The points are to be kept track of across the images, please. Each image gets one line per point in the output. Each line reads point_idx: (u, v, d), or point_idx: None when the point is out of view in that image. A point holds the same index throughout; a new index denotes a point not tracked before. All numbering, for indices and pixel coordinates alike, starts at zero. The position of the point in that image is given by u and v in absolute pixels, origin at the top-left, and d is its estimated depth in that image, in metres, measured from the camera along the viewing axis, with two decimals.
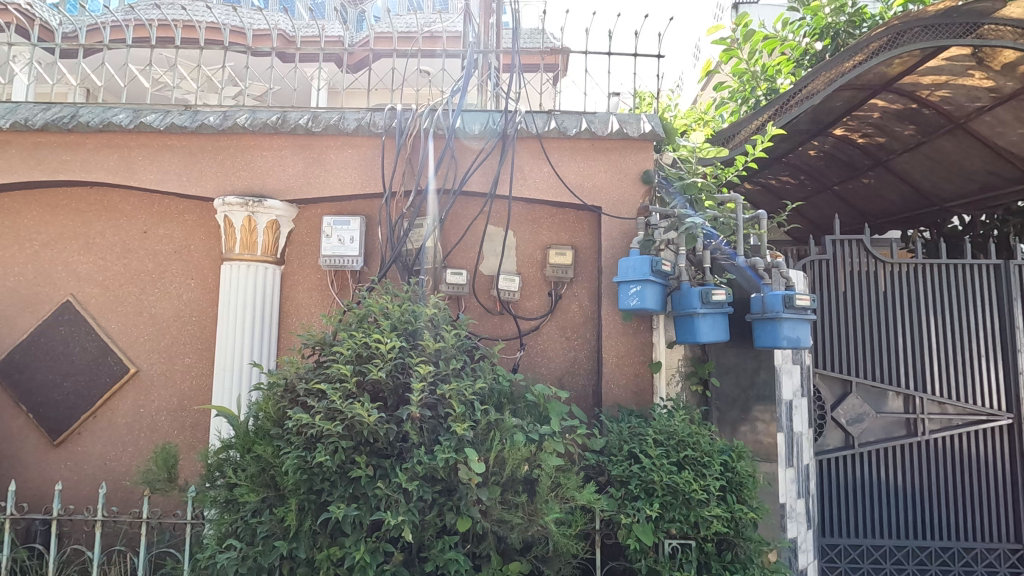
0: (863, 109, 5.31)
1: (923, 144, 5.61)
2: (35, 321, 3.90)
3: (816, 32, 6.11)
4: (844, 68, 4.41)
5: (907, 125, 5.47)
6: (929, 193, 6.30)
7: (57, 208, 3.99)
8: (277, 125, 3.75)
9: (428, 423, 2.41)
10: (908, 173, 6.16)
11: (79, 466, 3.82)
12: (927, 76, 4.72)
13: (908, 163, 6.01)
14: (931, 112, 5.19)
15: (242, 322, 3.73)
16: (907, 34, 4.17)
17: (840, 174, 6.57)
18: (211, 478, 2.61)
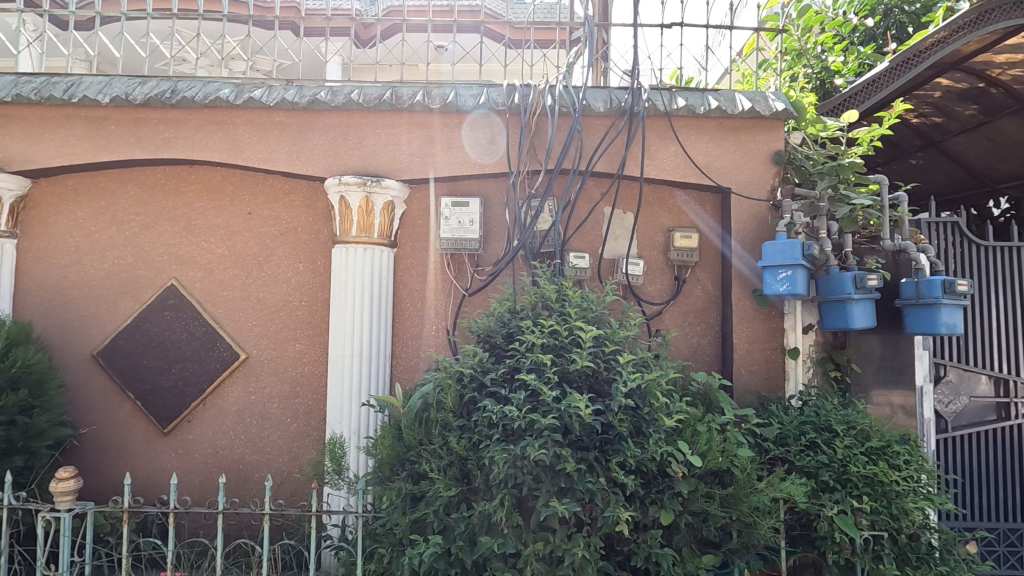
0: (925, 88, 5.05)
1: (983, 125, 5.41)
2: (138, 306, 3.76)
3: (867, 8, 5.81)
4: (925, 48, 4.23)
5: (969, 104, 5.21)
6: (982, 174, 6.16)
7: (156, 188, 3.81)
8: (393, 102, 3.59)
9: (630, 414, 2.32)
10: (962, 154, 5.95)
11: (190, 456, 3.71)
12: (1002, 55, 4.49)
13: (963, 144, 5.79)
14: (1000, 92, 4.96)
15: (361, 307, 3.61)
16: (993, 14, 3.98)
17: (886, 155, 6.39)
18: (384, 471, 2.54)
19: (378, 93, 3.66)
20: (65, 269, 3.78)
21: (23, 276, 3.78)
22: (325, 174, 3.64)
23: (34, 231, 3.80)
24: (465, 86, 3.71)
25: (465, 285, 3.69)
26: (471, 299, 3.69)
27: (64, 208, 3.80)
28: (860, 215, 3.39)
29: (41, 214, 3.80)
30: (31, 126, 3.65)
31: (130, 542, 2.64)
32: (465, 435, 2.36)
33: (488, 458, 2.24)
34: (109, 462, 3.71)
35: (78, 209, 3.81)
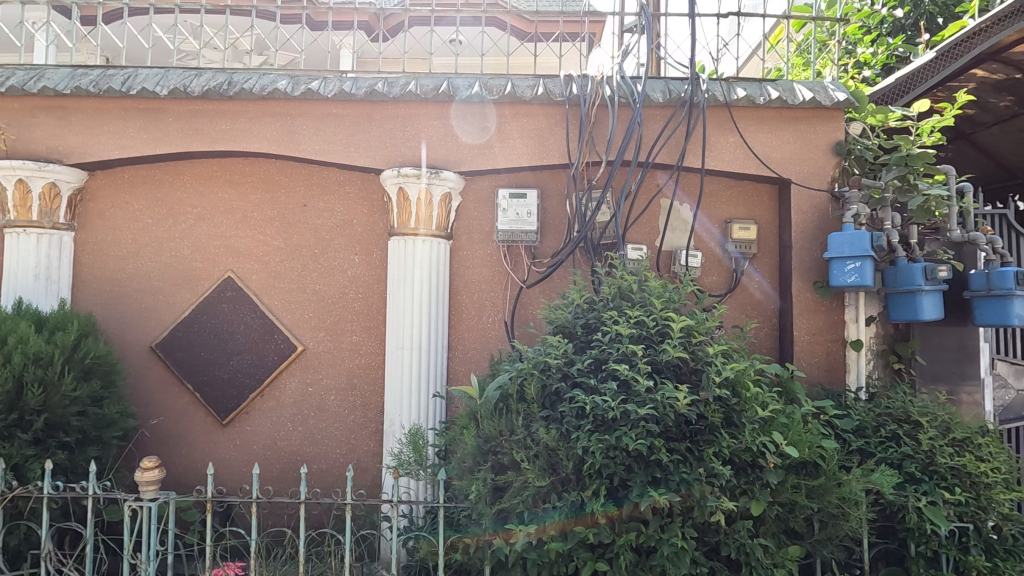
0: (959, 80, 4.90)
1: (1017, 117, 5.29)
2: (195, 299, 3.77)
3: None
4: (969, 38, 4.07)
5: (1004, 96, 5.05)
6: (1012, 167, 6.12)
7: (211, 180, 3.82)
8: (452, 93, 3.56)
9: (723, 405, 2.31)
10: (992, 147, 5.87)
11: (248, 447, 3.74)
12: None
13: (994, 137, 5.70)
14: None
15: (421, 300, 3.61)
16: None
17: None
18: (466, 461, 2.54)
19: (435, 84, 3.64)
20: (122, 261, 3.80)
21: (81, 269, 3.80)
22: (382, 166, 3.63)
23: (92, 224, 3.82)
24: (520, 77, 3.69)
25: (523, 277, 3.69)
26: (528, 291, 3.69)
27: (120, 201, 3.82)
28: (933, 206, 3.24)
29: (98, 207, 3.82)
30: (89, 118, 3.66)
31: (213, 532, 2.65)
32: (552, 426, 2.36)
33: (581, 449, 2.24)
34: (168, 453, 3.74)
35: (134, 202, 3.82)
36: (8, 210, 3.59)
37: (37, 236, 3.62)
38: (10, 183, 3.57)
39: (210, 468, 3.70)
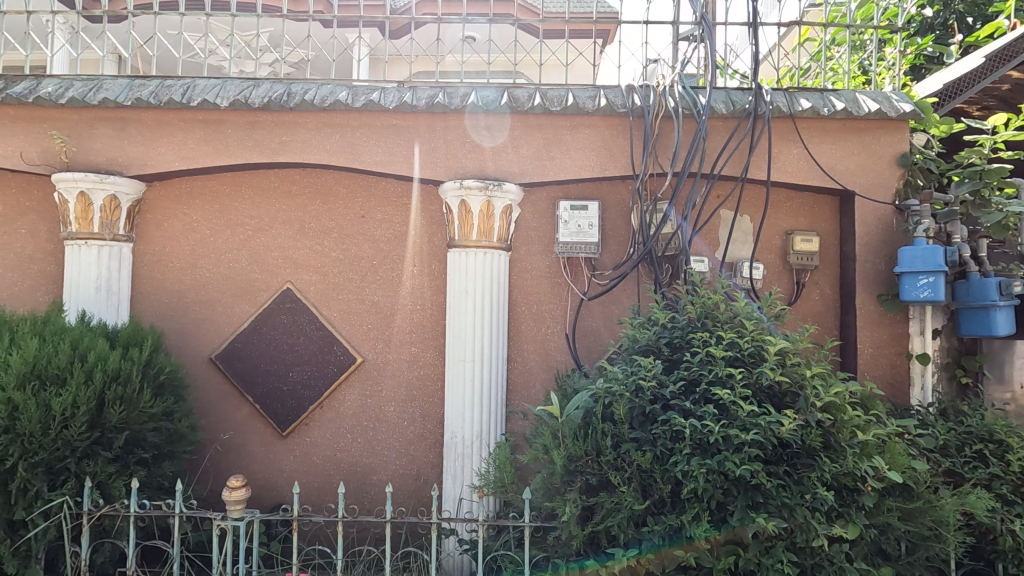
0: None
1: None
2: (254, 310, 3.77)
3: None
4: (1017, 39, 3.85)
5: None
6: None
7: (269, 192, 3.81)
8: (514, 105, 3.55)
9: (825, 429, 2.29)
10: None
11: (309, 458, 3.74)
12: None
13: None
14: None
15: (484, 312, 3.58)
16: None
17: None
18: (552, 481, 2.53)
19: (496, 95, 3.61)
20: (180, 272, 3.80)
21: (140, 280, 3.80)
22: (443, 177, 3.61)
23: (150, 235, 3.81)
24: (579, 88, 3.66)
25: (583, 289, 3.69)
26: (589, 303, 3.69)
27: (178, 212, 3.81)
28: (1012, 223, 3.23)
29: (156, 218, 3.81)
30: (150, 130, 3.65)
31: (299, 551, 2.65)
32: (646, 448, 2.35)
33: (681, 472, 2.24)
34: (228, 464, 3.75)
35: (192, 213, 3.81)
36: (69, 222, 3.59)
37: (98, 248, 3.62)
38: (72, 195, 3.57)
39: (296, 487, 3.71)
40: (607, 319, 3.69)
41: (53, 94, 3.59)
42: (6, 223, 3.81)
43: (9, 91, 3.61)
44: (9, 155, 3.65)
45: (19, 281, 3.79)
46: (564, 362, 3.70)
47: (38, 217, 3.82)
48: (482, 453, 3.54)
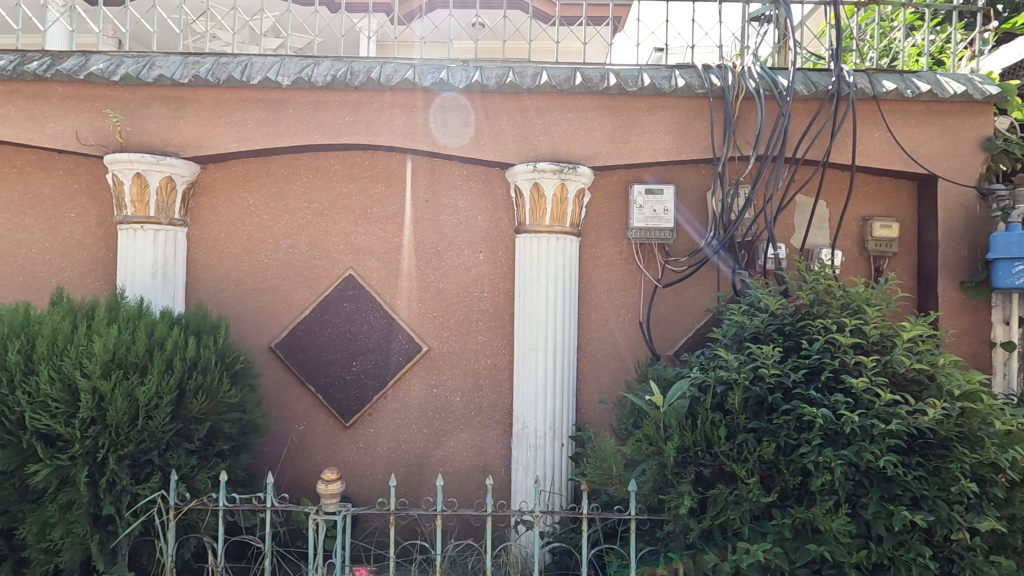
0: None
1: None
2: (314, 298, 3.64)
3: None
4: None
5: None
6: None
7: (330, 175, 3.68)
8: (589, 85, 3.42)
9: (961, 420, 2.19)
10: None
11: (373, 450, 3.63)
12: None
13: None
14: None
15: (557, 301, 3.47)
16: None
17: None
18: (661, 473, 2.44)
19: (568, 74, 3.48)
20: (237, 258, 3.66)
21: (194, 266, 3.66)
22: (514, 159, 3.49)
23: (204, 220, 3.67)
24: (652, 67, 3.54)
25: (657, 276, 3.60)
26: (663, 291, 3.61)
27: (235, 196, 3.67)
28: None
29: (211, 202, 3.67)
30: (207, 109, 3.50)
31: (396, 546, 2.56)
32: (768, 439, 2.27)
33: (812, 464, 2.15)
34: (290, 456, 3.63)
35: (248, 196, 3.67)
36: (124, 205, 3.44)
37: (154, 232, 3.47)
38: (128, 177, 3.42)
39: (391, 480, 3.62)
40: (680, 306, 3.61)
41: (105, 71, 3.44)
42: (55, 206, 3.67)
43: (59, 67, 3.45)
44: (59, 136, 3.50)
45: (69, 268, 3.65)
46: (636, 351, 3.61)
47: (87, 200, 3.67)
48: (556, 443, 3.45)
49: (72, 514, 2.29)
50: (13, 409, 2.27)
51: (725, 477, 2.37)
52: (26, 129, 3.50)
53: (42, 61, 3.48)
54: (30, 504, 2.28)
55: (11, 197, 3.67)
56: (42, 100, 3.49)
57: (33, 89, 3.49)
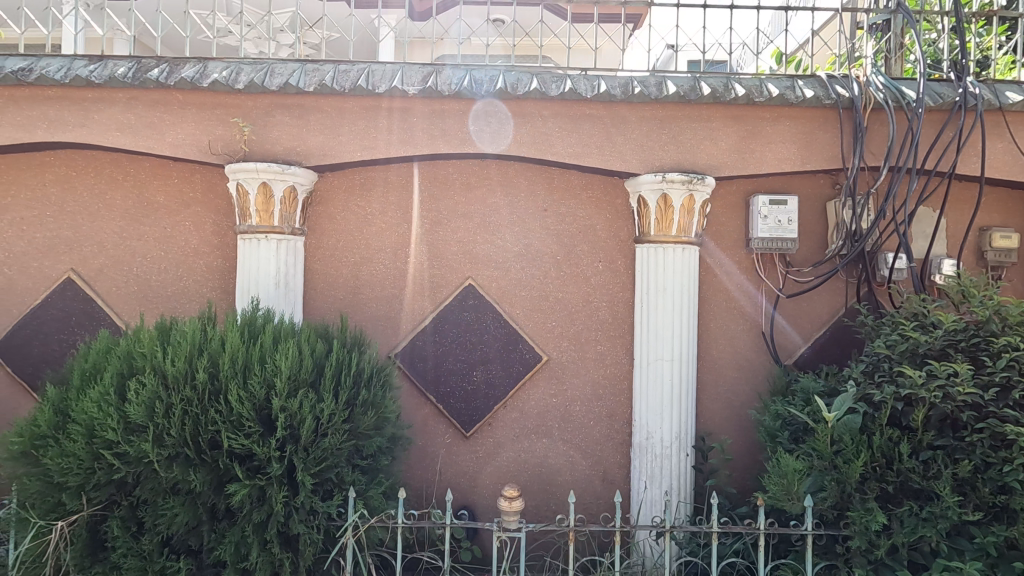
0: None
1: None
2: (433, 307, 3.63)
3: None
4: None
5: None
6: None
7: (448, 184, 3.66)
8: (719, 95, 3.40)
9: None
10: None
11: (492, 460, 3.63)
12: None
13: None
14: None
15: (683, 310, 3.47)
16: None
17: None
18: (841, 489, 2.47)
19: (692, 84, 3.45)
20: (355, 268, 3.64)
21: (311, 276, 3.63)
22: (639, 169, 3.49)
23: (321, 228, 3.64)
24: (773, 77, 3.51)
25: (779, 286, 3.61)
26: (785, 301, 3.62)
27: (352, 204, 3.65)
28: None
29: (328, 211, 3.65)
30: (329, 117, 3.47)
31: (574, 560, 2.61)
32: (961, 456, 2.32)
33: (1015, 481, 2.21)
34: (411, 465, 3.63)
35: (365, 205, 3.65)
36: (249, 215, 3.42)
37: (277, 242, 3.45)
38: (253, 186, 3.39)
39: (571, 496, 3.63)
40: (799, 316, 3.62)
41: (228, 78, 3.39)
42: (170, 215, 3.64)
43: (181, 75, 3.41)
44: (181, 144, 3.46)
45: (185, 277, 3.63)
46: (756, 360, 3.61)
47: (202, 208, 3.63)
48: (682, 455, 3.46)
49: (266, 533, 2.28)
50: (206, 429, 2.27)
51: (909, 493, 2.41)
52: (147, 137, 3.46)
53: (162, 69, 3.44)
54: (224, 523, 2.27)
55: (125, 205, 3.64)
56: (163, 107, 3.45)
57: (153, 96, 3.45)
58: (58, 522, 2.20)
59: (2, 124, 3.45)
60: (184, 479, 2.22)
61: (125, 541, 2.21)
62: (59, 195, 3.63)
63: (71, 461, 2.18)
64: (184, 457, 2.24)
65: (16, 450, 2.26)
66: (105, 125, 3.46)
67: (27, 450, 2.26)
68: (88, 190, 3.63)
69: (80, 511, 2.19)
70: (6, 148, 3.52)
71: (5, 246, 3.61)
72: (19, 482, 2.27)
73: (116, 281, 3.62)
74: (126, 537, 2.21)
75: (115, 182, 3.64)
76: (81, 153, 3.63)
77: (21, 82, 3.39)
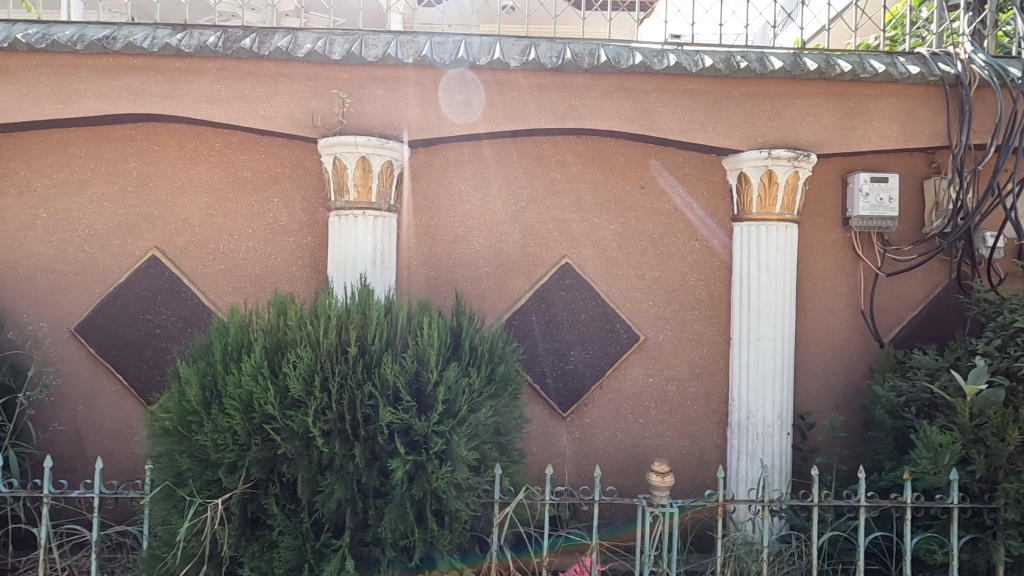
0: None
1: None
2: (529, 286, 3.57)
3: None
4: None
5: None
6: None
7: (544, 161, 3.60)
8: (825, 71, 3.35)
9: None
10: None
11: (589, 441, 3.59)
12: None
13: None
14: None
15: (785, 289, 3.45)
16: None
17: None
18: (990, 463, 2.51)
19: (795, 59, 3.41)
20: (448, 246, 3.56)
21: (404, 254, 3.54)
22: (742, 145, 3.44)
23: (414, 205, 3.55)
24: (873, 53, 3.48)
25: (878, 265, 3.59)
26: (883, 280, 3.61)
27: (446, 181, 3.57)
28: None
29: (421, 187, 3.56)
30: (428, 91, 3.37)
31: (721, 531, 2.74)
32: None
33: None
34: None
35: (460, 182, 3.57)
36: (346, 190, 3.31)
37: (374, 219, 3.34)
38: (351, 160, 3.29)
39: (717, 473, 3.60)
40: (895, 295, 3.62)
41: (324, 49, 3.27)
42: (257, 191, 3.52)
43: (274, 45, 3.29)
44: (273, 117, 3.35)
45: (273, 254, 3.52)
46: (852, 339, 3.60)
47: (291, 184, 3.52)
48: (784, 434, 3.44)
49: (424, 511, 2.22)
50: (363, 403, 2.20)
51: None
52: (238, 109, 3.34)
53: (252, 38, 3.31)
54: (380, 500, 2.21)
55: (210, 181, 3.52)
56: (254, 78, 3.33)
57: (244, 67, 3.33)
58: (214, 500, 2.13)
59: (86, 94, 3.30)
60: (343, 455, 2.16)
61: (284, 520, 2.14)
62: (141, 170, 3.50)
63: (230, 436, 2.11)
64: (342, 433, 2.18)
65: (164, 426, 2.19)
66: (193, 96, 3.33)
67: (174, 426, 2.18)
68: (172, 165, 3.51)
69: (237, 488, 2.12)
70: (88, 120, 3.38)
71: (86, 223, 3.49)
72: (166, 460, 2.19)
73: (201, 260, 3.51)
74: (283, 515, 2.15)
75: (200, 157, 3.51)
76: (164, 127, 3.50)
77: (106, 51, 3.25)
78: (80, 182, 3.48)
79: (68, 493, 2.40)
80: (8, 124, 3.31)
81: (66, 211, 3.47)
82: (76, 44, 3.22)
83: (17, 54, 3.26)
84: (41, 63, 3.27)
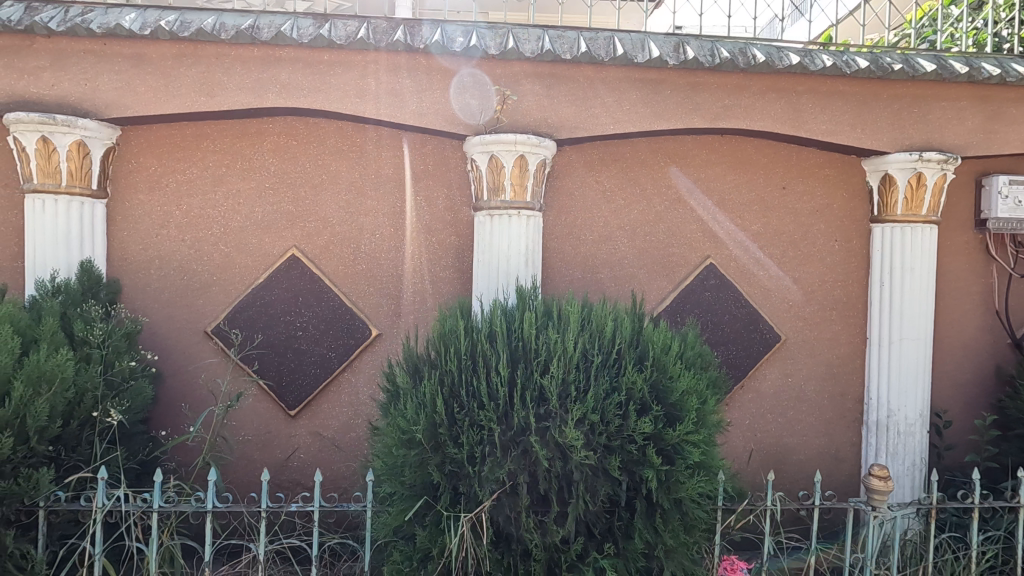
0: None
1: None
2: (673, 287, 3.55)
3: None
4: None
5: None
6: None
7: (687, 161, 3.58)
8: (974, 74, 3.36)
9: None
10: None
11: (731, 440, 3.62)
12: None
13: None
14: None
15: (929, 288, 3.46)
16: None
17: None
18: None
19: (943, 62, 3.41)
20: (594, 246, 3.51)
21: (550, 254, 3.48)
22: (889, 147, 3.45)
23: (560, 205, 3.49)
24: (1014, 57, 3.49)
25: (1011, 266, 3.67)
26: (1015, 280, 3.69)
27: (590, 180, 3.52)
28: None
29: (566, 187, 3.50)
30: (580, 88, 3.29)
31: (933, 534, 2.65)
32: None
33: None
34: None
35: (604, 181, 3.53)
36: (502, 189, 3.24)
37: (528, 218, 3.25)
38: (508, 159, 3.20)
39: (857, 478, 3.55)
40: None
41: (480, 43, 3.15)
42: (400, 189, 3.42)
43: (427, 37, 3.15)
44: (425, 113, 3.24)
45: (417, 255, 3.42)
46: (984, 338, 3.67)
47: (435, 182, 3.42)
48: (925, 432, 3.49)
49: (672, 522, 2.17)
50: (614, 412, 2.16)
51: None
52: (388, 104, 3.22)
53: (402, 30, 3.16)
54: (627, 510, 2.18)
55: (352, 179, 3.41)
56: (406, 73, 3.21)
57: (394, 61, 3.20)
58: (470, 513, 2.09)
59: (231, 87, 3.15)
60: (598, 466, 2.14)
61: (538, 533, 2.09)
62: (279, 166, 3.38)
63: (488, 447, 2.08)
64: (593, 442, 2.15)
65: (410, 438, 2.14)
66: (342, 91, 3.20)
67: (421, 438, 2.13)
68: (311, 161, 3.38)
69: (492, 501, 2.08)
70: (229, 114, 3.24)
71: (221, 221, 3.35)
72: (413, 473, 2.14)
73: (343, 260, 3.40)
74: (537, 528, 2.10)
75: (341, 154, 3.40)
76: (303, 121, 3.36)
77: (253, 41, 3.08)
78: (216, 179, 3.35)
79: (287, 508, 2.29)
80: (145, 117, 3.15)
81: (202, 208, 3.34)
82: (222, 33, 3.04)
83: (156, 42, 3.08)
84: (181, 53, 3.11)
